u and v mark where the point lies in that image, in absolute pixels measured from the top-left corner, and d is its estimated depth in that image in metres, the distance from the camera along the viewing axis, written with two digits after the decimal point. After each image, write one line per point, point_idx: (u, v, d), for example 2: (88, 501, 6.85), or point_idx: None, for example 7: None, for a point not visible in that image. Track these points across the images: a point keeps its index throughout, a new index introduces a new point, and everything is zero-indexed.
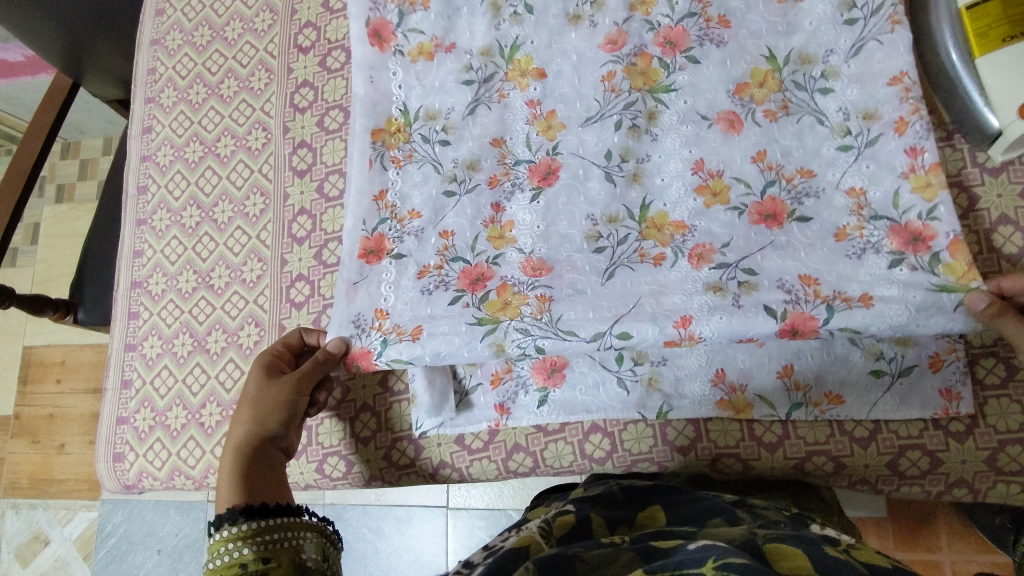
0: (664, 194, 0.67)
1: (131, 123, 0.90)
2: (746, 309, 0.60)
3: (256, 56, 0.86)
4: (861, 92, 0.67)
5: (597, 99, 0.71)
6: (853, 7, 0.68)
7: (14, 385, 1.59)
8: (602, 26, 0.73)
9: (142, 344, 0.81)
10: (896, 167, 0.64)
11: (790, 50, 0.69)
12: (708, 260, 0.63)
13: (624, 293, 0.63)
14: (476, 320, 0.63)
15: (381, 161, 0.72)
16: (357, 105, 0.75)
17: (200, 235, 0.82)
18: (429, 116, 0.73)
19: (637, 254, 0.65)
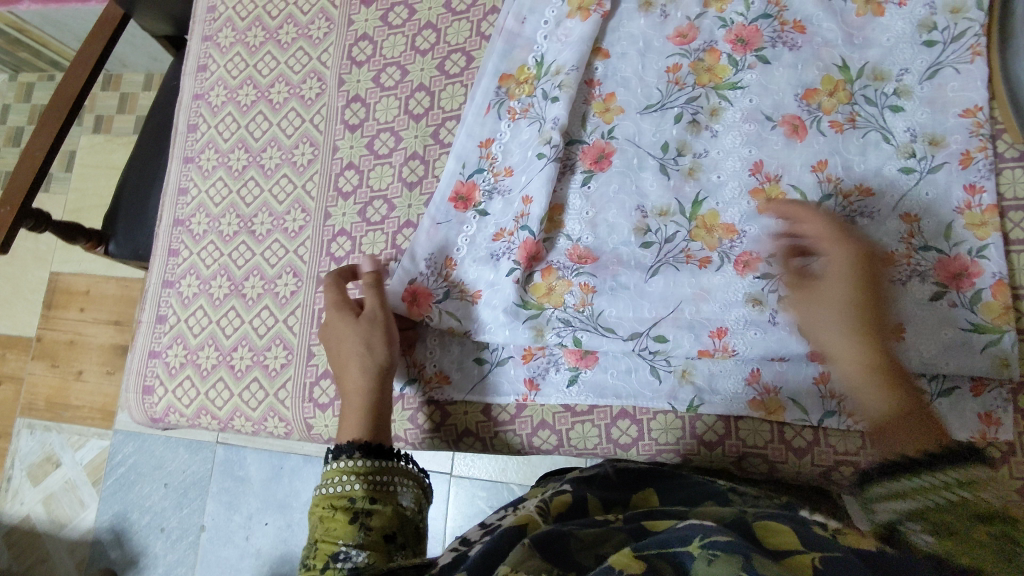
0: (717, 193, 0.66)
1: (187, 60, 0.90)
2: (781, 327, 0.62)
3: (317, 4, 0.85)
4: (931, 117, 0.65)
5: (659, 89, 0.70)
6: (933, 30, 0.66)
7: (39, 308, 1.62)
8: (674, 17, 0.72)
9: (180, 282, 0.82)
10: (952, 200, 0.63)
11: (865, 63, 0.67)
12: (753, 269, 0.64)
13: (666, 295, 0.65)
14: (522, 302, 0.67)
15: (499, 108, 0.72)
16: (499, 41, 0.74)
17: (246, 179, 0.82)
18: (559, 70, 0.71)
19: (683, 256, 0.66)
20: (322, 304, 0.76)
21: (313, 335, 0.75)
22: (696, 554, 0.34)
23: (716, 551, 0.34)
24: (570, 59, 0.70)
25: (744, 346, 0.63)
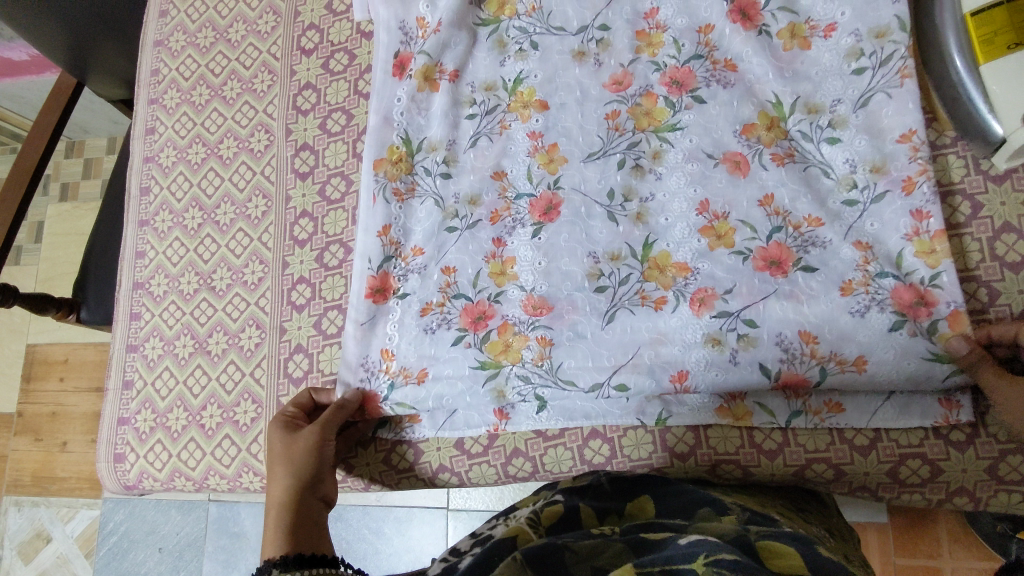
0: (667, 234, 0.67)
1: (134, 124, 0.91)
2: (742, 366, 0.62)
3: (259, 58, 0.86)
4: (870, 144, 0.65)
5: (599, 136, 0.71)
6: (860, 56, 0.67)
7: (17, 382, 1.60)
8: (609, 65, 0.72)
9: (144, 345, 0.81)
10: (900, 228, 0.63)
11: (797, 96, 0.68)
12: (709, 306, 0.64)
13: (624, 340, 0.65)
14: (478, 363, 0.67)
15: (384, 194, 0.74)
16: (367, 135, 0.76)
17: (202, 236, 0.83)
18: (433, 146, 0.75)
19: (638, 297, 0.65)
20: (286, 353, 0.76)
21: (280, 385, 0.75)
22: (699, 569, 0.34)
23: (721, 569, 0.33)
24: (462, 134, 0.75)
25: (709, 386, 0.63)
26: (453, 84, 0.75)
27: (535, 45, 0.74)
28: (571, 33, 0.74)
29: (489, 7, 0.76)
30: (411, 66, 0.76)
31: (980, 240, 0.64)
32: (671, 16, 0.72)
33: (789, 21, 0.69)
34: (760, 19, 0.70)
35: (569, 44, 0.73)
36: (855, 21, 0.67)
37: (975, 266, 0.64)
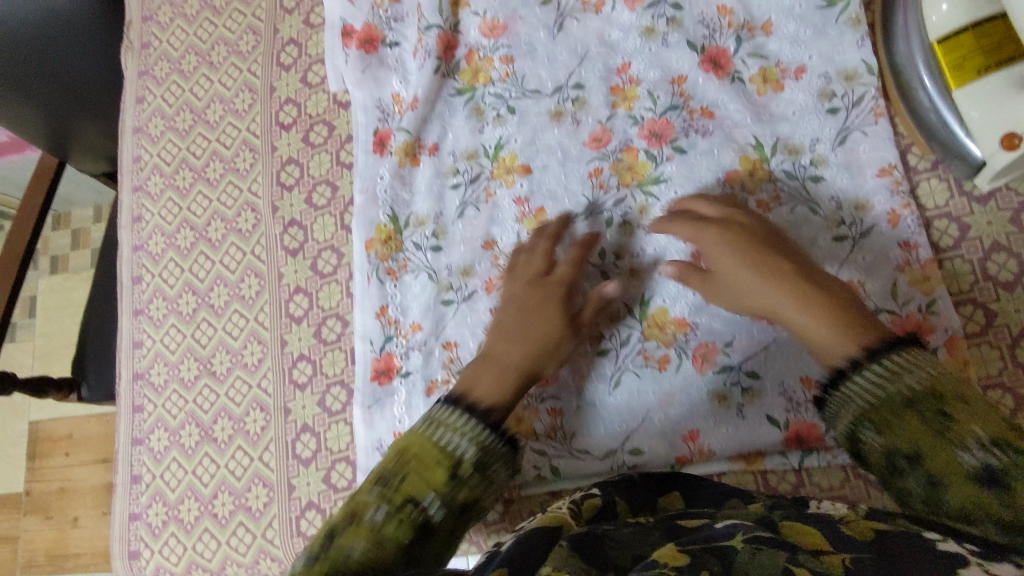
0: (663, 289, 0.71)
1: (119, 213, 0.90)
2: (749, 419, 0.67)
3: (239, 137, 0.87)
4: (851, 181, 0.68)
5: (586, 195, 0.74)
6: (833, 97, 0.70)
7: (23, 461, 1.59)
8: (587, 122, 0.76)
9: (149, 438, 0.81)
10: (891, 259, 0.65)
11: (776, 138, 0.71)
12: (711, 362, 0.68)
13: (632, 402, 0.69)
14: None
15: (378, 275, 0.77)
16: (354, 215, 0.79)
17: (198, 321, 0.82)
18: (421, 221, 0.78)
19: (641, 358, 0.70)
20: (293, 434, 0.75)
21: (291, 467, 0.74)
22: (739, 545, 0.37)
23: (759, 546, 0.37)
24: (450, 204, 0.78)
25: (719, 442, 0.67)
26: (433, 157, 0.79)
27: (513, 110, 0.78)
28: (546, 94, 0.77)
29: (463, 76, 0.80)
30: (391, 142, 0.80)
31: (971, 261, 0.65)
32: (643, 70, 0.75)
33: (759, 67, 0.72)
34: (731, 66, 0.73)
35: (546, 105, 0.77)
36: (823, 64, 0.71)
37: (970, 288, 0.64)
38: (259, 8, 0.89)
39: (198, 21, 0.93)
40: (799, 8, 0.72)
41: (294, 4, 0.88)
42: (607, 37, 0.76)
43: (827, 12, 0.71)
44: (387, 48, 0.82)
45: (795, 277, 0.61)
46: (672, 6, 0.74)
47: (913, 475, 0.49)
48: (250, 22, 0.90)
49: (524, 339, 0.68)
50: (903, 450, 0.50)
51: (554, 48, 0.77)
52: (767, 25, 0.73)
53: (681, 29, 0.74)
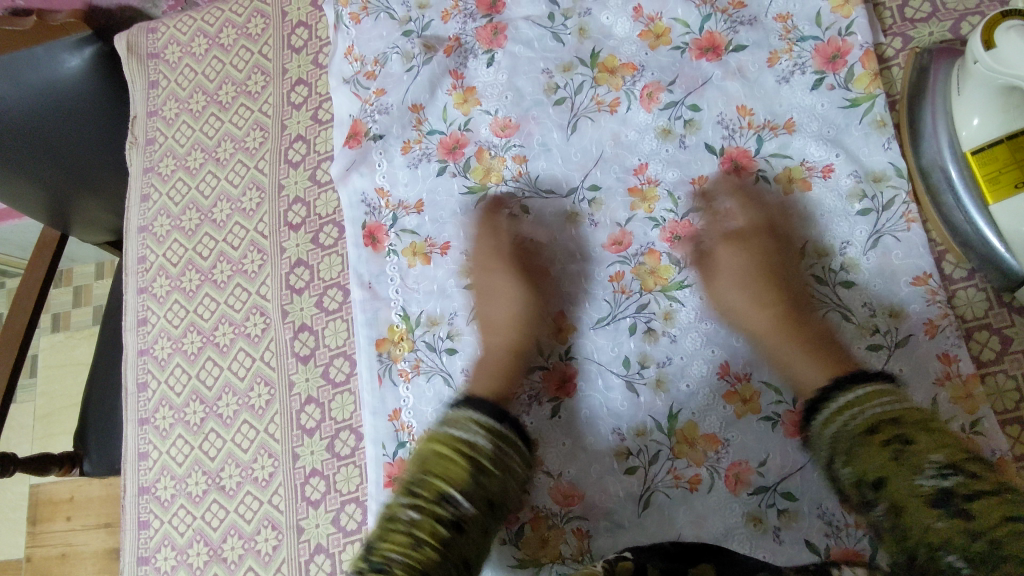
0: (691, 401, 0.67)
1: (125, 315, 0.87)
2: (788, 545, 0.62)
3: (247, 237, 0.84)
4: (885, 288, 0.65)
5: (606, 300, 0.71)
6: (863, 198, 0.67)
7: (24, 527, 1.55)
8: (604, 224, 0.72)
9: (155, 556, 0.77)
10: (931, 372, 0.62)
11: (805, 242, 0.68)
12: (745, 482, 0.64)
13: (663, 525, 0.65)
14: (517, 562, 0.67)
15: (390, 375, 0.73)
16: (360, 313, 0.75)
17: (206, 432, 0.79)
18: (434, 322, 0.74)
19: (671, 477, 0.66)
20: (307, 555, 0.72)
21: None
22: None
23: None
24: (463, 304, 0.74)
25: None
26: (445, 256, 0.75)
27: (526, 210, 0.75)
28: (561, 194, 0.74)
29: (474, 174, 0.76)
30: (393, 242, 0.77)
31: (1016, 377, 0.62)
32: (661, 171, 0.72)
33: (784, 166, 0.70)
34: (754, 165, 0.70)
35: (561, 206, 0.74)
36: (850, 164, 0.68)
37: (1017, 406, 0.61)
38: (265, 104, 0.89)
39: (205, 117, 0.92)
40: (820, 107, 0.70)
41: (302, 100, 0.87)
42: (623, 138, 0.74)
43: (848, 112, 0.69)
44: (371, 140, 0.79)
45: (797, 333, 0.65)
46: (690, 107, 0.73)
47: (878, 504, 0.52)
48: (257, 118, 0.89)
49: (508, 297, 0.73)
50: (870, 477, 0.53)
51: (569, 149, 0.75)
52: (790, 123, 0.70)
53: (699, 131, 0.72)
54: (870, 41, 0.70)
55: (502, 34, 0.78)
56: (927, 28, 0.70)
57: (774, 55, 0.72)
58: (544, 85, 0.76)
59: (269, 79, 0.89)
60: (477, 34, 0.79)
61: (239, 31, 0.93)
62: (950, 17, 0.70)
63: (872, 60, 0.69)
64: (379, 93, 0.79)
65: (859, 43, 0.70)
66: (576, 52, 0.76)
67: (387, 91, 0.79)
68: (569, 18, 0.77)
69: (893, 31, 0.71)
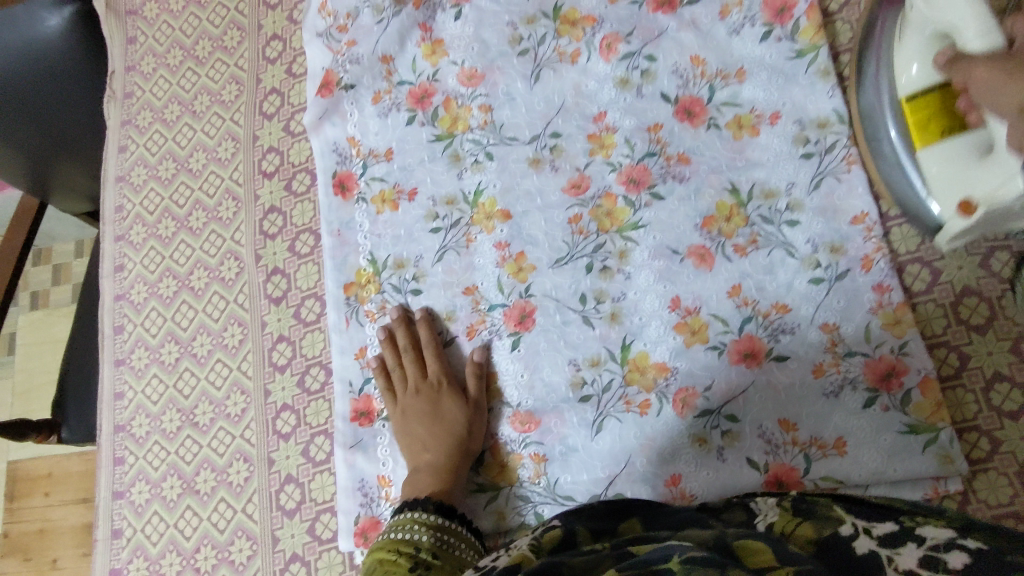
0: (643, 333, 0.70)
1: (101, 263, 0.89)
2: (731, 463, 0.66)
3: (222, 186, 0.87)
4: (826, 225, 0.69)
5: (565, 242, 0.74)
6: (806, 143, 0.71)
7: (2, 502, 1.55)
8: (565, 169, 0.76)
9: (129, 491, 0.79)
10: (864, 303, 0.67)
11: (752, 184, 0.72)
12: (691, 406, 0.67)
13: (614, 448, 0.68)
14: (478, 485, 0.70)
15: (357, 317, 0.77)
16: (329, 258, 0.79)
17: (180, 371, 0.82)
18: (399, 265, 0.77)
19: (622, 403, 0.69)
20: (277, 484, 0.75)
21: (274, 519, 0.74)
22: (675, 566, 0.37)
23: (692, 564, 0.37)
24: (429, 246, 0.77)
25: (699, 486, 0.66)
26: (412, 202, 0.78)
27: (490, 156, 0.78)
28: (524, 141, 0.77)
29: (441, 123, 0.79)
30: (361, 189, 0.80)
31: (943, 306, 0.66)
32: (619, 119, 0.76)
33: (734, 113, 0.74)
34: (706, 113, 0.74)
35: (524, 152, 0.77)
36: (796, 111, 0.72)
37: (943, 331, 0.66)
38: (241, 59, 0.91)
39: (182, 72, 0.94)
40: (768, 58, 0.74)
41: (277, 55, 0.90)
42: (584, 87, 0.77)
43: (795, 63, 0.73)
44: (342, 90, 0.82)
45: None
46: (647, 57, 0.76)
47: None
48: (233, 72, 0.91)
49: (429, 421, 0.70)
50: None
51: (532, 98, 0.78)
52: (740, 73, 0.74)
53: (655, 80, 0.76)
54: None
55: None
56: None
57: (725, 7, 0.75)
58: (509, 37, 0.80)
59: (245, 35, 0.92)
60: None
61: None
62: None
63: (816, 13, 0.73)
64: (349, 44, 0.82)
65: None
66: (540, 6, 0.80)
67: (357, 43, 0.82)
68: None
69: None
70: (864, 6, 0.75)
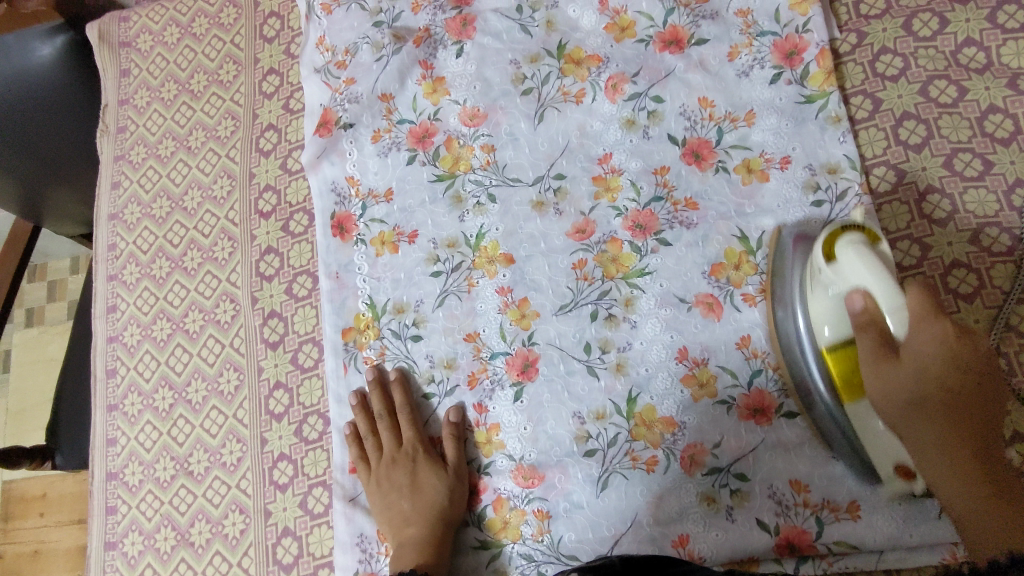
0: (650, 385, 0.68)
1: (94, 302, 0.87)
2: (740, 523, 0.64)
3: (217, 225, 0.85)
4: None
5: (569, 288, 0.72)
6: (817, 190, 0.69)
7: None
8: (569, 214, 0.74)
9: (122, 541, 0.77)
10: None
11: (762, 231, 0.70)
12: (700, 463, 0.65)
13: (620, 506, 0.66)
14: (480, 542, 0.68)
15: (355, 363, 0.75)
16: (327, 302, 0.77)
17: (174, 417, 0.80)
18: (399, 309, 0.75)
19: (628, 459, 0.67)
20: (274, 538, 0.73)
21: (271, 574, 0.72)
22: None
23: None
24: (430, 291, 0.75)
25: (708, 547, 0.64)
26: (412, 245, 0.76)
27: (493, 198, 0.76)
28: (528, 183, 0.75)
29: (442, 163, 0.77)
30: (359, 231, 0.78)
31: None
32: (625, 161, 0.74)
33: (743, 157, 0.72)
34: (714, 157, 0.72)
35: (527, 194, 0.75)
36: (807, 156, 0.70)
37: None
38: (237, 93, 0.89)
39: (177, 105, 0.92)
40: (778, 101, 0.72)
41: (273, 89, 0.88)
42: (589, 128, 0.75)
43: (805, 107, 0.71)
44: (341, 129, 0.80)
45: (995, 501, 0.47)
46: (653, 98, 0.74)
47: None
48: (228, 107, 0.89)
49: (410, 492, 0.68)
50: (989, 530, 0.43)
51: (535, 139, 0.76)
52: (749, 116, 0.72)
53: (662, 122, 0.74)
54: (825, 39, 0.72)
55: (471, 25, 0.80)
56: (880, 24, 0.73)
57: (734, 49, 0.74)
58: (512, 76, 0.78)
59: (241, 68, 0.90)
60: (447, 25, 0.80)
61: (212, 21, 0.94)
62: (902, 14, 0.73)
63: (826, 58, 0.71)
64: (348, 81, 0.80)
65: (816, 40, 0.72)
66: (543, 43, 0.78)
67: (356, 81, 0.80)
68: (536, 11, 0.79)
69: (849, 27, 0.74)
70: (876, 47, 0.73)
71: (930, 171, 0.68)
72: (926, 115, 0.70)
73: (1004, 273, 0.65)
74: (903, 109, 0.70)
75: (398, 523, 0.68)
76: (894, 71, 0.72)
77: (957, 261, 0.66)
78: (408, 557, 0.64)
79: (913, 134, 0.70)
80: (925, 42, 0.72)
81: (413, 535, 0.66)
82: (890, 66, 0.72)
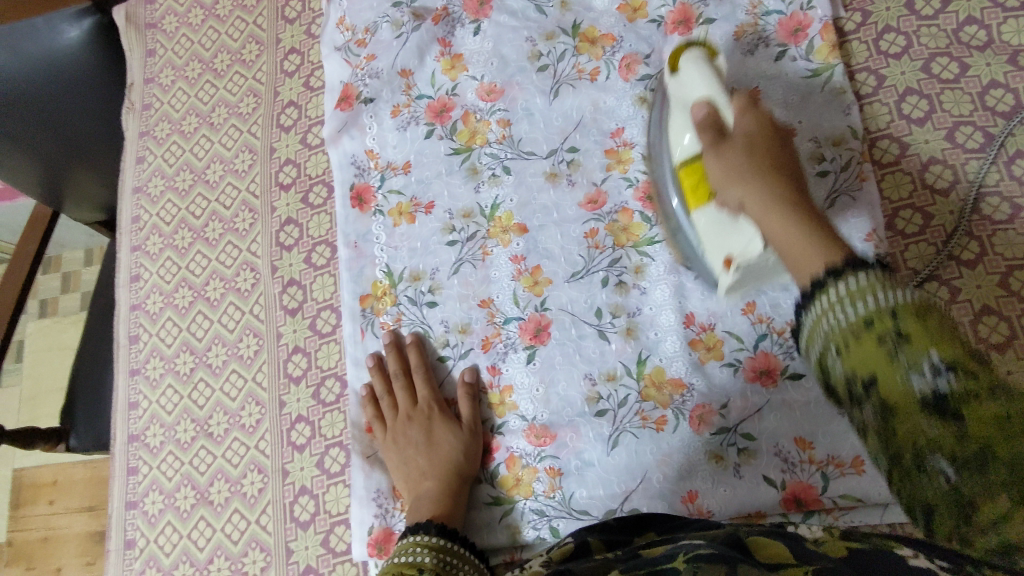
0: (659, 349, 0.70)
1: (118, 272, 0.90)
2: (747, 480, 0.66)
3: (239, 197, 0.88)
4: (840, 243, 0.69)
5: (581, 255, 0.74)
6: (822, 160, 0.71)
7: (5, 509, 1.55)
8: (581, 184, 0.76)
9: (143, 501, 0.79)
10: None
11: None
12: (708, 423, 0.67)
13: (631, 465, 0.68)
14: (493, 499, 0.70)
15: (372, 328, 0.77)
16: (346, 269, 0.79)
17: (195, 382, 0.82)
18: (415, 277, 0.77)
19: (638, 418, 0.69)
20: (291, 497, 0.75)
21: (288, 531, 0.74)
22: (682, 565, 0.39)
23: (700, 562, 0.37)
24: (446, 259, 0.77)
25: (716, 504, 0.66)
26: (429, 215, 0.79)
27: (508, 170, 0.78)
28: (541, 156, 0.78)
29: (459, 137, 0.80)
30: (375, 201, 0.80)
31: (963, 322, 0.66)
32: (636, 135, 0.76)
33: None
34: None
35: (541, 166, 0.78)
36: (812, 128, 0.72)
37: None
38: (259, 72, 0.92)
39: (200, 84, 0.95)
40: (785, 76, 0.74)
41: (295, 68, 0.91)
42: (602, 103, 0.78)
43: (811, 81, 0.74)
44: (361, 103, 0.83)
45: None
46: None
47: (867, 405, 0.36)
48: (251, 85, 0.92)
49: (426, 449, 0.70)
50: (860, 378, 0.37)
51: (550, 114, 0.79)
52: (756, 90, 0.74)
53: None
54: (829, 15, 0.74)
55: (488, 5, 0.83)
56: (884, 4, 0.76)
57: (742, 27, 0.76)
58: (528, 53, 0.80)
59: (263, 48, 0.93)
60: (464, 5, 0.83)
61: (235, 3, 0.97)
62: None
63: (831, 32, 0.74)
64: (369, 58, 0.83)
65: (820, 16, 0.74)
66: (558, 22, 0.81)
67: (376, 57, 0.83)
68: None
69: (854, 6, 0.77)
70: (881, 26, 0.75)
71: (933, 143, 0.71)
72: (929, 91, 0.72)
73: (1006, 239, 0.67)
74: (906, 85, 0.73)
75: (415, 479, 0.70)
76: (897, 49, 0.74)
77: (959, 229, 0.68)
78: (425, 510, 0.66)
79: (916, 108, 0.72)
80: (928, 21, 0.74)
81: (429, 490, 0.68)
82: (894, 44, 0.74)
